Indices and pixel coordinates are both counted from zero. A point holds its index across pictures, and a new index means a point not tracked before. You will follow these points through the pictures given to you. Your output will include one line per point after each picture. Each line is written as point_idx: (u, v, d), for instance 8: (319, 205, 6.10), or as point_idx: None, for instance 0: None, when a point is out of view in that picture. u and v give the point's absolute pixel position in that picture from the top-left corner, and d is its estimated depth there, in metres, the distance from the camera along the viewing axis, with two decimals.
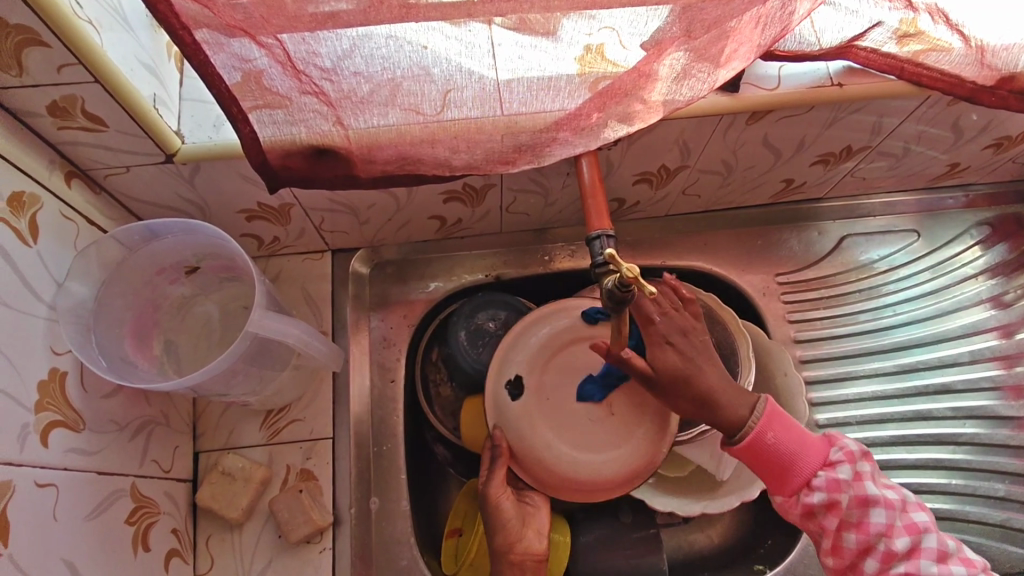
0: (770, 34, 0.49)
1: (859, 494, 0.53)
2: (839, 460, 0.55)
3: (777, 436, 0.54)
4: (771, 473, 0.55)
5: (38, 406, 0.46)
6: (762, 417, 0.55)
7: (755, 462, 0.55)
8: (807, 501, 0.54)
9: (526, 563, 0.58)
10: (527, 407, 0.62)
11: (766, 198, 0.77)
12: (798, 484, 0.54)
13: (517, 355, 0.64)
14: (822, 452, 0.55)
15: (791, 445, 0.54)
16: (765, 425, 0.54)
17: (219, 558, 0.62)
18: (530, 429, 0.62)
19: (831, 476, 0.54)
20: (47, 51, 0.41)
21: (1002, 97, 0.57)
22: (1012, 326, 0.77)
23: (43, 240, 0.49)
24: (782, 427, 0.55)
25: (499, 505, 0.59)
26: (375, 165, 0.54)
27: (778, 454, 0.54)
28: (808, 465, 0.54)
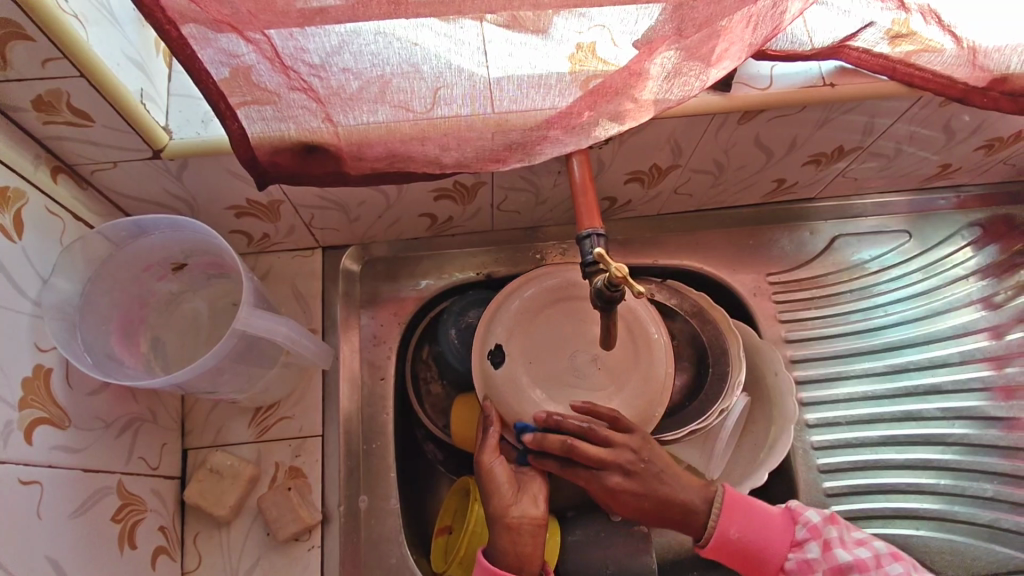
0: (761, 33, 0.49)
1: (832, 565, 0.56)
2: (804, 539, 0.57)
3: (740, 531, 0.58)
4: (748, 565, 0.59)
5: (21, 403, 0.45)
6: (721, 514, 0.58)
7: (731, 560, 0.59)
8: None
9: (523, 526, 0.59)
10: (510, 372, 0.64)
11: (757, 198, 0.77)
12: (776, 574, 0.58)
13: (499, 325, 0.65)
14: (783, 533, 0.58)
15: (755, 536, 0.58)
16: (724, 524, 0.58)
17: (207, 556, 0.61)
18: (514, 395, 0.63)
19: (800, 557, 0.57)
20: (31, 45, 0.41)
21: (994, 99, 0.57)
22: (1002, 327, 0.77)
23: (29, 236, 0.49)
24: (742, 520, 0.58)
25: (491, 473, 0.60)
26: (364, 163, 0.53)
27: (748, 551, 0.58)
28: (776, 553, 0.58)
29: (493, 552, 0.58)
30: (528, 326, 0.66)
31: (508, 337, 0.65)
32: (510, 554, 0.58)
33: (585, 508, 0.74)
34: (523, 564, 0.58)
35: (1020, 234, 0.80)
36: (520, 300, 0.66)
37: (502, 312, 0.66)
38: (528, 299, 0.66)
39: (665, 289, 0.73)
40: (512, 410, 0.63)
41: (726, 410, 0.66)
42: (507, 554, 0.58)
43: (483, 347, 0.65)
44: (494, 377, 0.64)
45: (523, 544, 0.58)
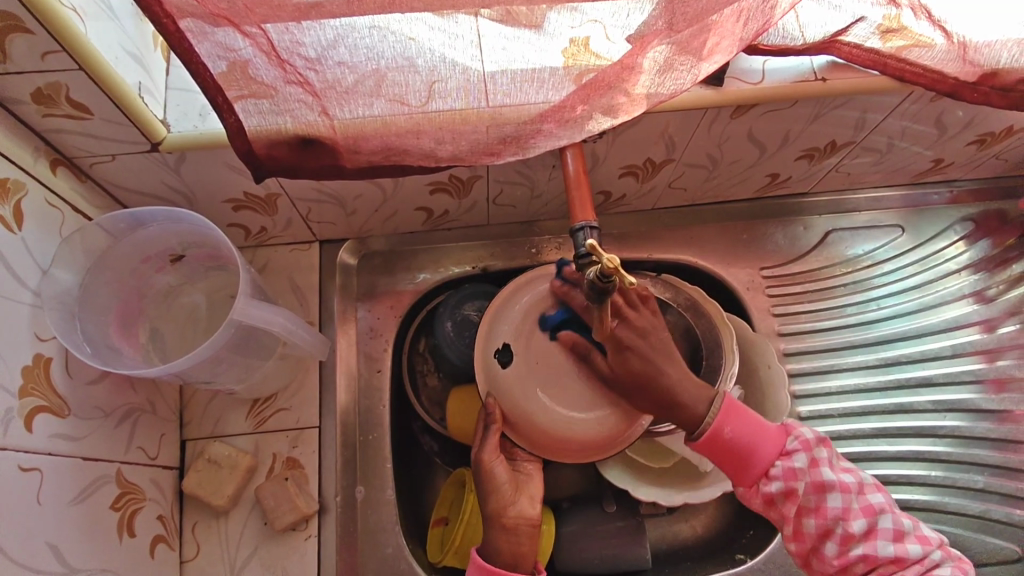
0: (751, 28, 0.50)
1: (814, 480, 0.56)
2: (796, 449, 0.57)
3: (734, 432, 0.57)
4: (730, 465, 0.57)
5: (22, 392, 0.46)
6: (719, 413, 0.57)
7: (717, 458, 0.58)
8: (767, 490, 0.56)
9: (519, 527, 0.61)
10: (518, 373, 0.59)
11: (752, 192, 0.77)
12: (758, 475, 0.57)
13: (503, 325, 0.61)
14: (778, 440, 0.57)
15: (750, 438, 0.57)
16: (721, 421, 0.57)
17: (205, 545, 0.62)
18: (520, 392, 0.59)
19: (787, 465, 0.56)
20: (30, 38, 0.41)
21: (984, 94, 0.57)
22: (994, 321, 0.78)
23: (28, 227, 0.49)
24: (740, 422, 0.57)
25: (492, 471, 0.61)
26: (360, 156, 0.53)
27: (738, 448, 0.57)
28: (764, 457, 0.57)
29: (486, 550, 0.60)
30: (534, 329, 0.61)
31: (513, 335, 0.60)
32: (505, 554, 0.59)
33: (581, 500, 0.74)
34: (518, 563, 0.60)
35: (1011, 229, 0.80)
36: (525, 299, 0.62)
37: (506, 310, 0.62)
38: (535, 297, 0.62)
39: (660, 283, 0.73)
40: (519, 410, 0.59)
41: None
42: (502, 554, 0.59)
43: (486, 345, 0.62)
44: (499, 376, 0.60)
45: (519, 544, 0.60)
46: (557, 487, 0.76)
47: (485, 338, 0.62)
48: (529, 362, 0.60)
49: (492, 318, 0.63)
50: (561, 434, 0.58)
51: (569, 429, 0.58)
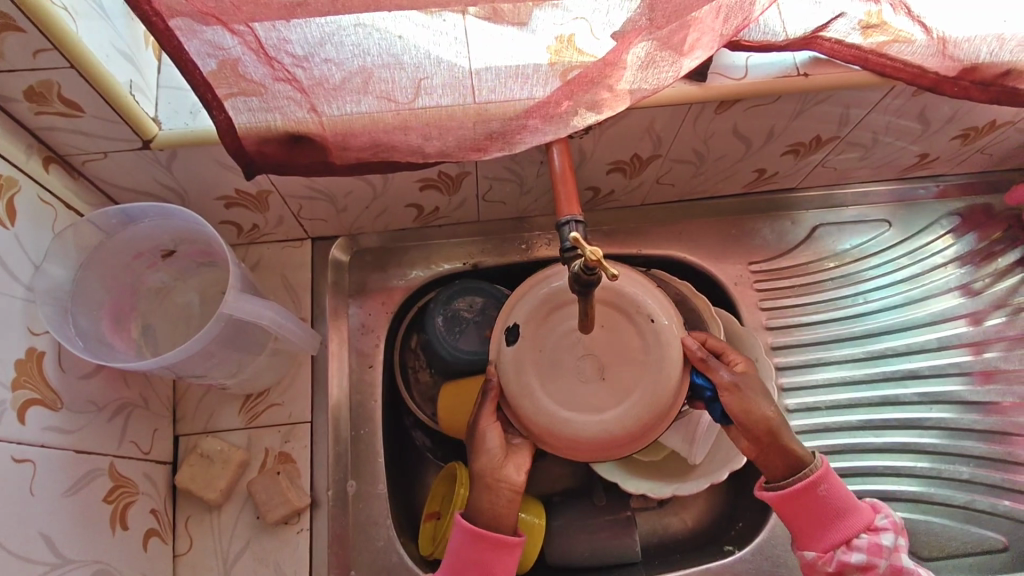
0: (731, 25, 0.51)
1: (893, 562, 0.57)
2: (884, 527, 0.59)
3: (829, 490, 0.58)
4: (814, 526, 0.58)
5: (14, 384, 0.47)
6: (820, 469, 0.58)
7: (800, 512, 0.58)
8: (846, 559, 0.56)
9: (501, 490, 0.60)
10: (519, 356, 0.60)
11: (740, 188, 0.78)
12: (839, 542, 0.57)
13: (521, 304, 0.61)
14: (868, 515, 0.58)
15: (842, 503, 0.58)
16: (821, 477, 0.58)
17: (198, 539, 0.63)
18: (518, 374, 0.59)
19: (873, 540, 0.57)
20: (22, 36, 0.42)
21: (965, 88, 0.58)
22: (980, 314, 0.78)
23: (21, 223, 0.50)
24: (835, 484, 0.58)
25: (484, 436, 0.61)
26: (349, 152, 0.54)
27: (829, 511, 0.57)
28: (852, 525, 0.57)
29: None
30: (545, 320, 0.61)
31: (526, 319, 0.60)
32: (487, 512, 0.60)
33: (571, 494, 0.75)
34: (496, 525, 0.60)
35: (997, 223, 0.81)
36: (550, 284, 0.61)
37: (527, 296, 0.61)
38: (555, 290, 0.60)
39: (649, 278, 0.74)
40: (514, 389, 0.59)
41: None
42: (484, 514, 0.59)
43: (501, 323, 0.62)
44: (502, 354, 0.60)
45: (500, 504, 0.60)
46: (548, 481, 0.77)
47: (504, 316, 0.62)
48: (532, 350, 0.60)
49: (511, 304, 0.62)
50: (539, 424, 0.58)
51: (552, 422, 0.58)
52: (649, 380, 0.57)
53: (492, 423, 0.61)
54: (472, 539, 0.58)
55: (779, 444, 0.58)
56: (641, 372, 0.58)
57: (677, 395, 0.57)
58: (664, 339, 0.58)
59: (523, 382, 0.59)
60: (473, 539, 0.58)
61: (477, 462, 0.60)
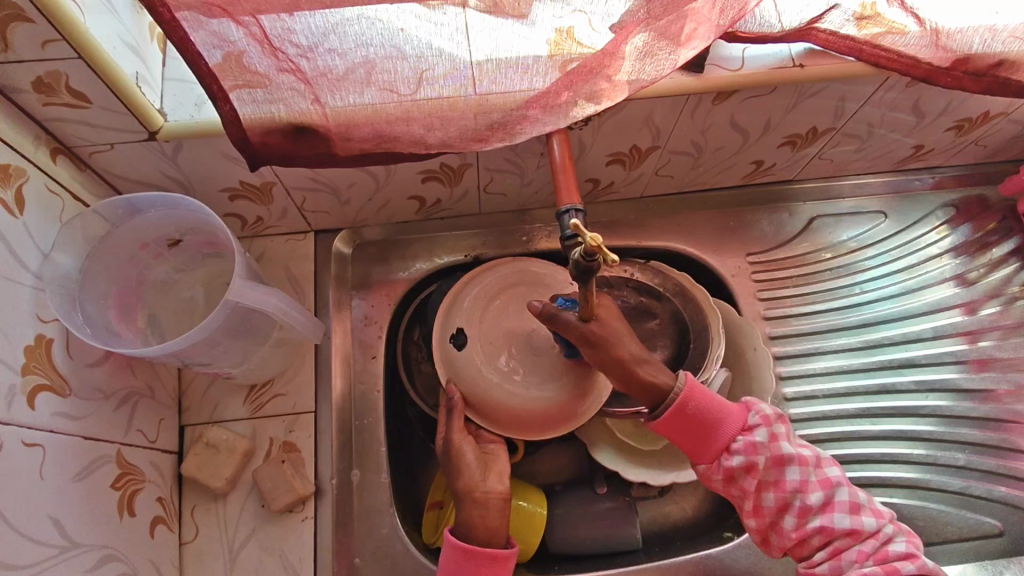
0: (728, 15, 0.52)
1: (775, 454, 0.57)
2: (757, 424, 0.58)
3: (699, 406, 0.58)
4: (693, 440, 0.58)
5: (24, 369, 0.48)
6: (683, 388, 0.58)
7: (681, 433, 0.58)
8: (729, 464, 0.57)
9: (490, 501, 0.60)
10: (472, 353, 0.67)
11: (737, 180, 0.79)
12: (720, 449, 0.57)
13: (458, 310, 0.69)
14: (740, 417, 0.58)
15: (712, 414, 0.58)
16: (686, 395, 0.58)
17: (203, 527, 0.64)
18: (476, 373, 0.66)
19: (749, 440, 0.57)
20: (30, 26, 0.43)
21: (957, 78, 0.60)
22: (976, 303, 0.79)
23: (30, 212, 0.51)
24: (703, 398, 0.58)
25: (461, 453, 0.63)
26: (352, 143, 0.56)
27: (702, 424, 0.58)
28: (727, 431, 0.58)
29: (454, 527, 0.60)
30: (483, 313, 0.69)
31: (464, 321, 0.68)
32: (478, 529, 0.59)
33: (573, 483, 0.76)
34: (490, 538, 0.59)
35: (992, 214, 0.82)
36: (487, 282, 0.70)
37: (465, 293, 0.70)
38: (479, 291, 0.70)
39: (648, 270, 0.76)
40: (478, 391, 0.66)
41: (705, 381, 0.69)
42: (476, 530, 0.59)
43: (443, 332, 0.69)
44: (455, 361, 0.67)
45: (491, 517, 0.60)
46: (549, 470, 0.77)
47: (442, 323, 0.69)
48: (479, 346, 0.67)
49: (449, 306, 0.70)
50: (515, 412, 0.66)
51: (524, 408, 0.66)
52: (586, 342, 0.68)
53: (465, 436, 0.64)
54: (463, 555, 0.58)
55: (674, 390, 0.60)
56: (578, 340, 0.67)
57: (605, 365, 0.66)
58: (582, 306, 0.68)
59: (482, 375, 0.66)
60: (463, 555, 0.57)
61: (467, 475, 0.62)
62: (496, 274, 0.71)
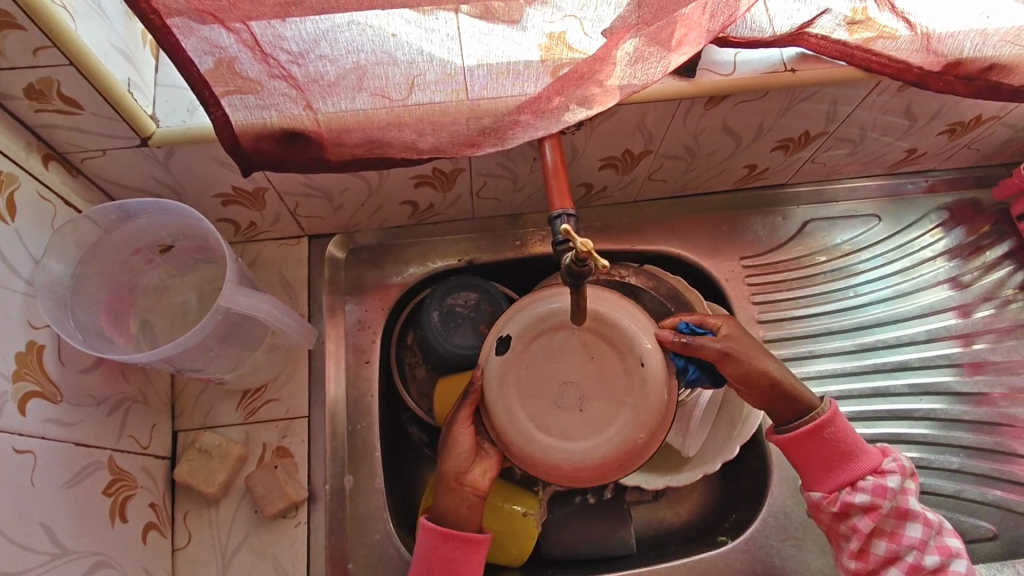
0: (718, 21, 0.52)
1: (900, 505, 0.57)
2: (892, 471, 0.59)
3: (836, 434, 0.60)
4: (819, 466, 0.60)
5: (15, 376, 0.47)
6: (826, 413, 0.60)
7: (806, 453, 0.60)
8: (849, 500, 0.58)
9: (467, 493, 0.60)
10: (504, 371, 0.58)
11: (731, 184, 0.79)
12: (842, 482, 0.59)
13: (520, 318, 0.59)
14: (876, 459, 0.59)
15: (850, 446, 0.59)
16: (829, 420, 0.60)
17: (196, 533, 0.64)
18: (502, 388, 0.58)
19: (878, 483, 0.58)
20: (22, 34, 0.43)
21: (949, 82, 0.60)
22: (969, 306, 0.79)
23: (21, 219, 0.51)
24: (844, 428, 0.60)
25: (455, 440, 0.61)
26: (344, 148, 0.56)
27: (829, 450, 0.60)
28: (858, 466, 0.59)
29: (435, 512, 0.61)
30: (536, 342, 0.59)
31: (519, 333, 0.58)
32: (450, 516, 0.60)
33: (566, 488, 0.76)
34: (460, 526, 0.60)
35: (985, 217, 0.82)
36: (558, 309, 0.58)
37: (533, 307, 0.59)
38: (547, 314, 0.58)
39: (642, 274, 0.75)
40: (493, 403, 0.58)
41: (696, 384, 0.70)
42: (447, 516, 0.60)
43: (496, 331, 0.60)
44: (493, 364, 0.59)
45: (462, 508, 0.60)
46: None
47: (504, 320, 0.60)
48: (517, 364, 0.58)
49: (517, 307, 0.60)
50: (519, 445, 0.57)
51: (540, 456, 0.56)
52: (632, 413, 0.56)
53: (466, 428, 0.61)
54: (438, 539, 0.59)
55: (783, 393, 0.61)
56: (623, 408, 0.57)
57: (646, 441, 0.56)
58: (646, 383, 0.57)
59: (505, 396, 0.58)
60: (438, 539, 0.59)
61: (453, 462, 0.60)
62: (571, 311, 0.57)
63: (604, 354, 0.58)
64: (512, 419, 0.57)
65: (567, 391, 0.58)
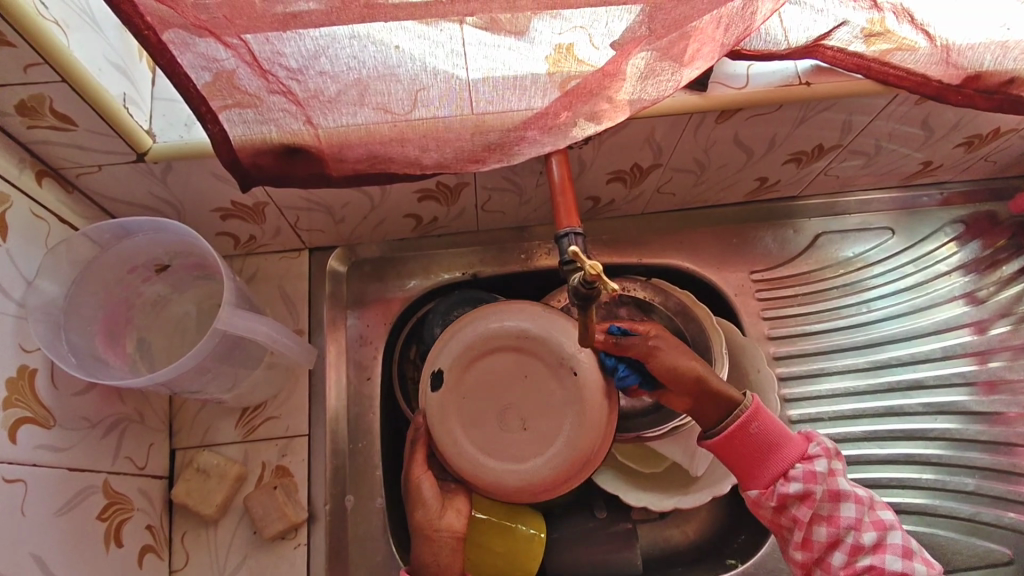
0: (733, 33, 0.51)
1: (832, 488, 0.55)
2: (816, 454, 0.56)
3: (760, 428, 0.57)
4: (749, 463, 0.56)
5: (6, 402, 0.46)
6: (748, 408, 0.57)
7: (734, 452, 0.57)
8: (784, 490, 0.55)
9: (444, 538, 0.59)
10: (442, 404, 0.57)
11: (741, 196, 0.77)
12: (773, 475, 0.55)
13: (445, 351, 0.58)
14: (801, 445, 0.57)
15: (775, 436, 0.56)
16: (750, 415, 0.57)
17: (194, 555, 0.62)
18: (441, 425, 0.57)
19: (807, 468, 0.55)
20: (11, 50, 0.41)
21: (969, 96, 0.58)
22: (985, 322, 0.77)
23: (13, 239, 0.49)
24: (767, 419, 0.57)
25: (418, 486, 0.60)
26: (346, 164, 0.54)
27: (757, 445, 0.56)
28: (786, 457, 0.56)
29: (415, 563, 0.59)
30: (468, 369, 0.57)
31: (449, 366, 0.57)
32: (428, 565, 0.59)
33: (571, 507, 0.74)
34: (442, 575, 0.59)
35: (1001, 230, 0.80)
36: (482, 330, 0.57)
37: (461, 333, 0.57)
38: (472, 339, 0.57)
39: (650, 288, 0.74)
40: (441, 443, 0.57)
41: None
42: (428, 566, 0.59)
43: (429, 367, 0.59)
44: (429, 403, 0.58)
45: (441, 554, 0.59)
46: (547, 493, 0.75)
47: (434, 354, 0.59)
48: (455, 394, 0.57)
49: (448, 334, 0.58)
50: (473, 474, 0.56)
51: (496, 481, 0.55)
52: (571, 424, 0.54)
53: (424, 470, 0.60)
54: None
55: (708, 392, 0.58)
56: (565, 420, 0.54)
57: (597, 448, 0.53)
58: (583, 393, 0.54)
59: (449, 430, 0.57)
60: None
61: (418, 513, 0.59)
62: (499, 326, 0.56)
63: (535, 366, 0.56)
64: (462, 455, 0.56)
65: (511, 413, 0.57)
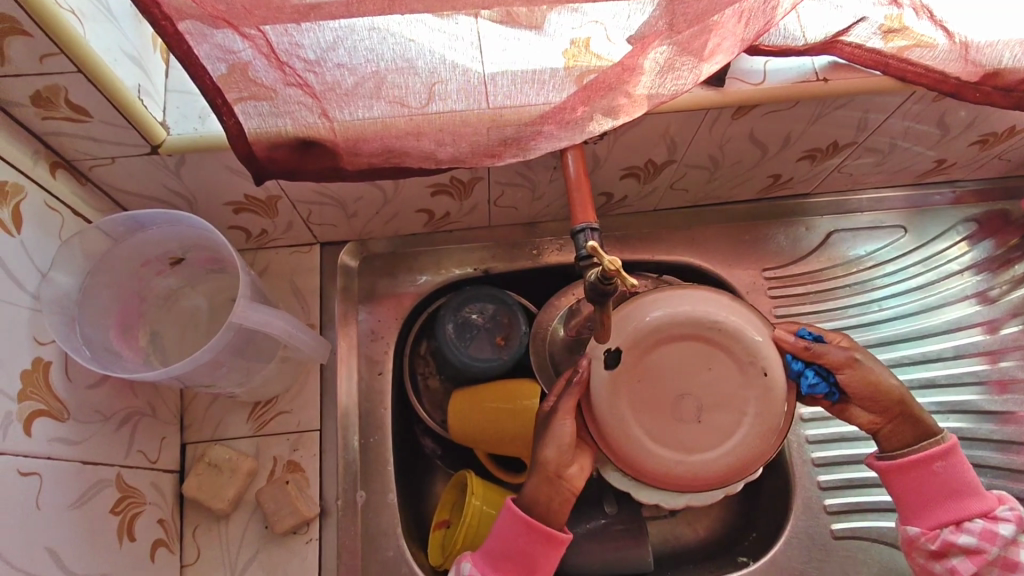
0: (753, 28, 0.50)
1: (1007, 556, 0.56)
2: (1003, 518, 0.57)
3: (945, 469, 0.58)
4: (920, 500, 0.58)
5: (21, 395, 0.46)
6: (937, 447, 0.58)
7: (910, 485, 0.58)
8: (952, 539, 0.56)
9: (558, 488, 0.57)
10: (616, 373, 0.55)
11: (753, 193, 0.77)
12: (944, 520, 0.57)
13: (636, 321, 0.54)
14: (989, 503, 0.57)
15: (959, 485, 0.58)
16: (941, 454, 0.58)
17: (205, 550, 0.62)
18: (612, 400, 0.54)
19: (987, 527, 0.56)
20: (28, 40, 0.41)
21: (986, 93, 0.57)
22: (998, 321, 0.77)
23: (27, 230, 0.49)
24: (956, 465, 0.58)
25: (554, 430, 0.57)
26: (361, 157, 0.52)
27: (937, 485, 0.58)
28: (966, 508, 0.57)
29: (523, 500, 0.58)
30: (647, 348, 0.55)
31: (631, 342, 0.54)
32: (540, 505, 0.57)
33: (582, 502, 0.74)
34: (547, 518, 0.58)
35: (1015, 229, 0.80)
36: (676, 309, 0.55)
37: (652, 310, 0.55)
38: (660, 317, 0.54)
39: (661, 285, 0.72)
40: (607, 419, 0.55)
41: None
42: (537, 505, 0.57)
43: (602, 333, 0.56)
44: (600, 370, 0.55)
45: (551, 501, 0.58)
46: None
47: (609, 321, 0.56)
48: (630, 365, 0.55)
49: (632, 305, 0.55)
50: (636, 454, 0.54)
51: (655, 465, 0.54)
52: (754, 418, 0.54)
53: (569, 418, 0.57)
54: (523, 530, 0.56)
55: (907, 413, 0.60)
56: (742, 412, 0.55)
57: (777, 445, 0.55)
58: (772, 393, 0.54)
59: (619, 408, 0.54)
60: (522, 530, 0.56)
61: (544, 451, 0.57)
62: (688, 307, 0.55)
63: (714, 355, 0.55)
64: (630, 435, 0.54)
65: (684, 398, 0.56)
